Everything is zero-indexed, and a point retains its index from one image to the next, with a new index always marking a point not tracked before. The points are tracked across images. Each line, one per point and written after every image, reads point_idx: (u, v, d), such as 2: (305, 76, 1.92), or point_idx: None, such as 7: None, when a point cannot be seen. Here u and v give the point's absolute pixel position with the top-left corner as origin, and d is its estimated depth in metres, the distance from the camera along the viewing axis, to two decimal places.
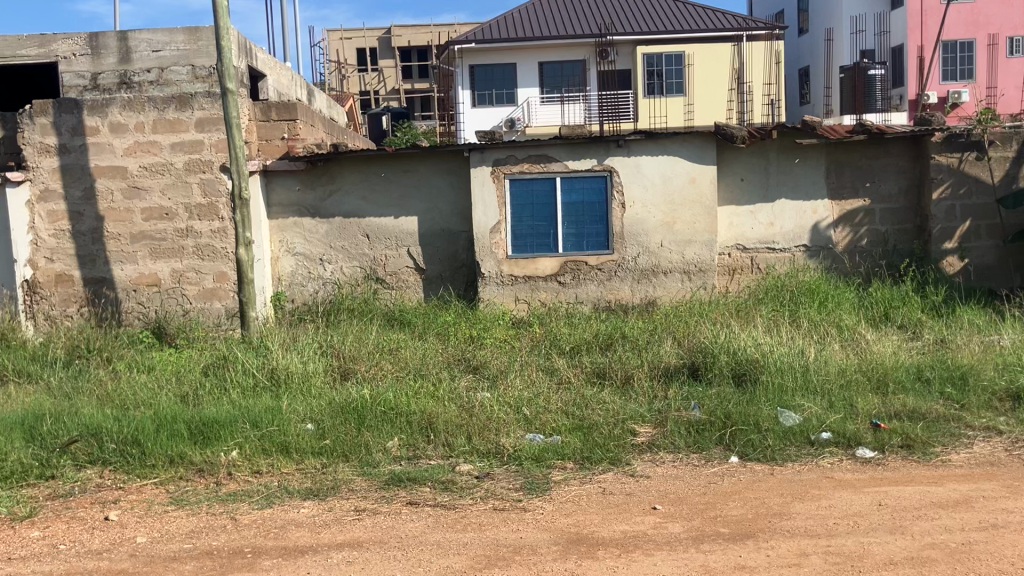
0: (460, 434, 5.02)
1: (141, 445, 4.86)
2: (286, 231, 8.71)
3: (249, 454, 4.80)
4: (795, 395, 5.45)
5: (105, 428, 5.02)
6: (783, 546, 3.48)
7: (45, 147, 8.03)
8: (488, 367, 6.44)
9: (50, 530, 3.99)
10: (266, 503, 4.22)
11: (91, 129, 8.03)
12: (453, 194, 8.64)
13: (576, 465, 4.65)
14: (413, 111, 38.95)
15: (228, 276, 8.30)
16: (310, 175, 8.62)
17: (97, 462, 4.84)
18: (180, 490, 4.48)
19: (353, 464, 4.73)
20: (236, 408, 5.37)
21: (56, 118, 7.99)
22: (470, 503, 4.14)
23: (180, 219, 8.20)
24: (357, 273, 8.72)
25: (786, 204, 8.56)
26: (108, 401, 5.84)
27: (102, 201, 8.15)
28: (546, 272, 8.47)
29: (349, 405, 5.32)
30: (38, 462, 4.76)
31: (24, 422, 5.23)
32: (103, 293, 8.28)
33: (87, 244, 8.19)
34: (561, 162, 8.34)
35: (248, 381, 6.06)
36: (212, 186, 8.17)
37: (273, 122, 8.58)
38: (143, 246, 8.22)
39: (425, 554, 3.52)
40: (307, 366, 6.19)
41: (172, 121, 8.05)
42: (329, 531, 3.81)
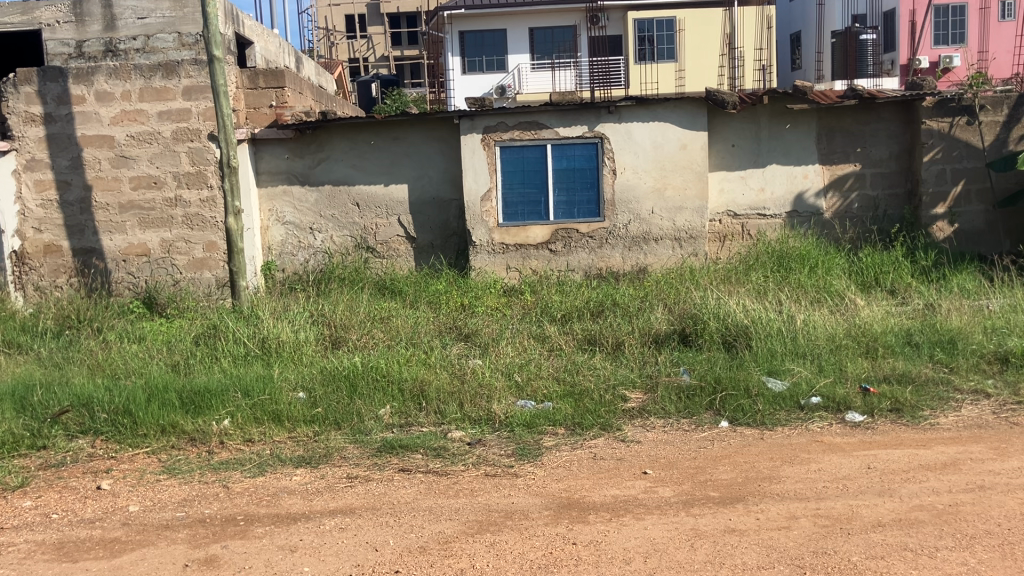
0: (452, 401, 5.04)
1: (133, 414, 4.86)
2: (276, 199, 8.67)
3: (240, 423, 4.81)
4: (785, 359, 5.47)
5: (96, 398, 5.01)
6: (773, 509, 3.51)
7: (31, 116, 7.97)
8: (479, 335, 6.45)
9: (42, 499, 4.00)
10: (258, 471, 4.24)
11: (77, 98, 7.96)
12: (444, 161, 8.59)
13: (567, 431, 4.67)
14: (403, 78, 38.71)
15: (218, 245, 8.26)
16: (299, 143, 8.56)
17: (89, 432, 4.85)
18: (173, 459, 4.49)
19: (345, 432, 4.75)
20: (228, 377, 5.37)
21: (41, 86, 7.92)
22: (462, 469, 4.15)
23: (168, 189, 8.14)
24: (347, 242, 8.70)
25: (777, 170, 8.54)
26: (98, 371, 5.84)
27: (89, 170, 8.09)
28: (537, 240, 8.45)
29: (341, 373, 5.33)
30: (29, 432, 4.75)
31: (14, 392, 5.23)
32: (93, 263, 8.25)
33: (75, 213, 8.14)
34: (552, 129, 8.29)
35: (239, 350, 6.06)
36: (201, 155, 8.10)
37: (261, 89, 8.48)
38: (132, 215, 8.17)
39: (417, 519, 3.54)
40: (299, 335, 6.18)
41: (159, 89, 7.98)
42: (322, 498, 3.83)
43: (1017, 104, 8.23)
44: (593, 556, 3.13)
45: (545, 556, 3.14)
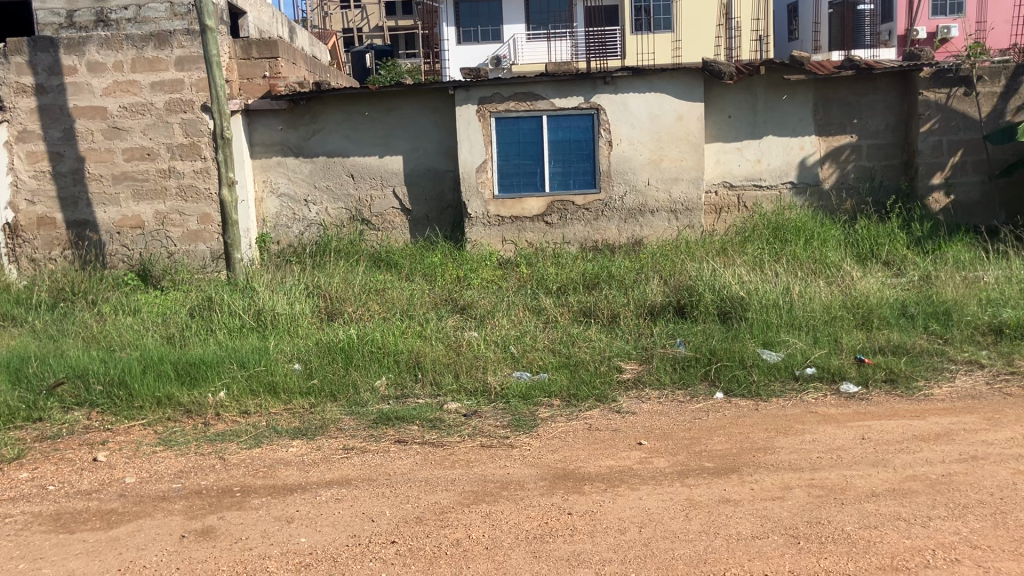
0: (447, 372, 5.05)
1: (128, 386, 4.86)
2: (270, 171, 8.62)
3: (237, 395, 4.82)
4: (780, 331, 5.48)
5: (91, 370, 5.01)
6: (768, 479, 3.53)
7: (22, 87, 7.91)
8: (475, 307, 6.45)
9: (39, 471, 4.00)
10: (255, 442, 4.24)
11: (69, 68, 7.89)
12: (439, 132, 8.54)
13: (562, 402, 4.69)
14: (397, 48, 38.29)
15: (212, 217, 8.22)
16: (293, 114, 8.50)
17: (85, 404, 4.85)
18: (169, 431, 4.49)
19: (341, 404, 4.76)
20: (224, 349, 5.37)
21: (32, 57, 7.84)
22: (458, 440, 4.16)
23: (161, 160, 8.09)
24: (342, 214, 8.66)
25: (773, 141, 8.50)
26: (94, 343, 5.83)
27: (82, 141, 8.03)
28: (533, 212, 8.43)
29: (337, 344, 5.33)
30: (25, 405, 4.75)
31: (9, 364, 5.22)
32: (86, 236, 8.21)
33: (68, 185, 8.09)
34: (548, 99, 8.24)
35: (234, 322, 6.05)
36: (194, 126, 8.04)
37: (254, 60, 8.44)
38: (125, 187, 8.13)
39: (413, 490, 3.55)
40: (295, 307, 6.17)
41: (152, 59, 7.90)
42: (318, 469, 3.84)
43: (1015, 74, 8.18)
44: (588, 525, 3.15)
45: (540, 527, 3.16)
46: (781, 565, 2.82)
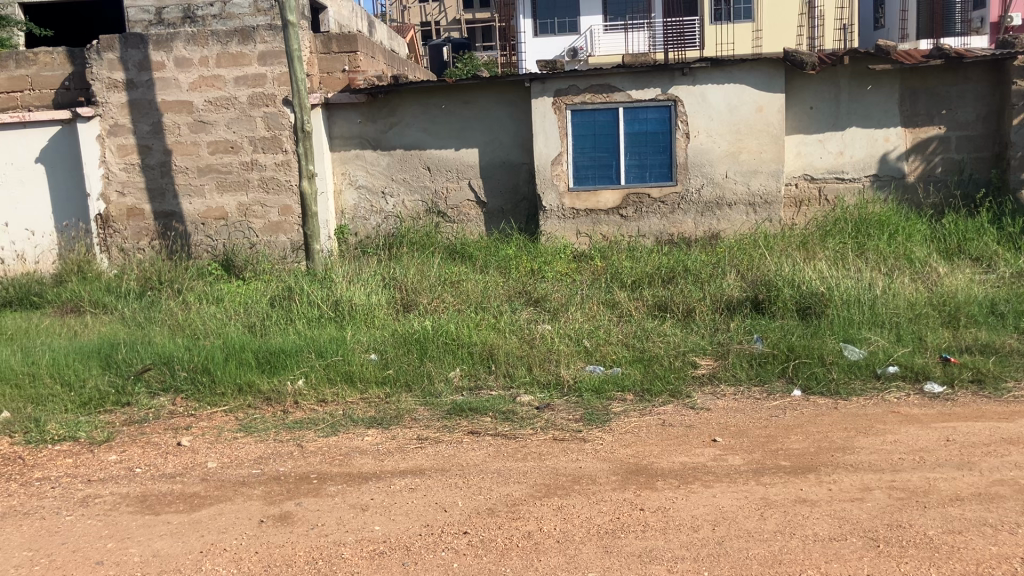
0: (521, 365, 5.05)
1: (211, 372, 5.01)
2: (349, 164, 8.75)
3: (315, 383, 4.93)
4: (861, 328, 5.34)
5: (176, 356, 5.18)
6: (845, 480, 3.45)
7: (113, 82, 8.17)
8: (548, 300, 6.43)
9: (127, 454, 4.15)
10: (332, 430, 4.33)
11: (157, 64, 8.14)
12: (515, 125, 8.56)
13: (635, 397, 4.66)
14: (474, 41, 38.39)
15: (293, 209, 8.40)
16: (372, 108, 8.61)
17: (170, 389, 5.02)
18: (249, 417, 4.61)
19: (415, 394, 4.82)
20: (303, 338, 5.47)
21: (122, 53, 8.11)
22: (530, 433, 4.18)
23: (245, 153, 8.30)
24: (418, 207, 8.75)
25: (856, 132, 8.28)
26: (180, 330, 6.03)
27: (169, 135, 8.28)
28: (608, 204, 8.38)
29: (412, 335, 5.39)
30: (113, 389, 4.94)
31: (101, 350, 5.43)
32: (173, 227, 8.46)
33: (156, 177, 8.35)
34: (624, 91, 8.17)
35: (313, 312, 6.18)
36: (276, 120, 8.23)
37: (334, 54, 8.59)
38: (210, 179, 8.35)
39: (485, 482, 3.57)
40: (371, 298, 6.26)
41: (236, 54, 8.12)
42: (392, 458, 3.89)
43: None
44: (661, 522, 3.12)
45: (612, 521, 3.15)
46: (859, 568, 2.75)
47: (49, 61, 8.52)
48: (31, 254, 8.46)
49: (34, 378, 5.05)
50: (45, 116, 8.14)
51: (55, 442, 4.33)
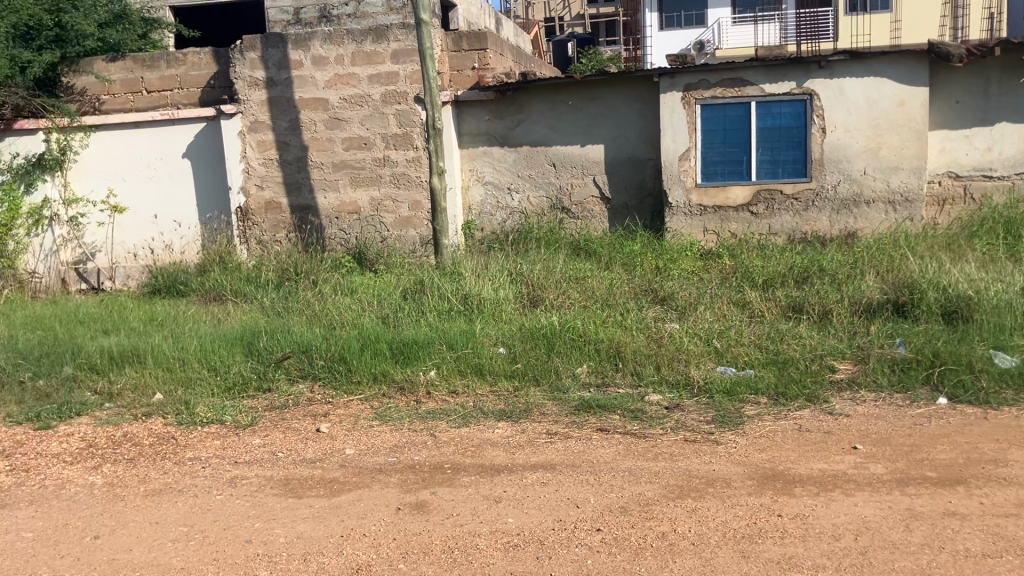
0: (650, 363, 5.01)
1: (347, 362, 5.18)
2: (476, 160, 8.87)
3: (445, 375, 5.03)
4: (1015, 335, 5.06)
5: (314, 345, 5.37)
6: (999, 494, 3.28)
7: (255, 81, 8.52)
8: (677, 298, 6.34)
9: (270, 438, 4.33)
10: (463, 422, 4.40)
11: (296, 63, 8.44)
12: (642, 121, 8.48)
13: (769, 401, 4.55)
14: (598, 37, 38.20)
15: (422, 204, 8.57)
16: (500, 105, 8.70)
17: (309, 376, 5.23)
18: (384, 406, 4.75)
19: (544, 389, 4.85)
20: (433, 331, 5.58)
21: (263, 52, 8.45)
22: (660, 433, 4.14)
23: (377, 149, 8.52)
24: (543, 203, 8.78)
25: (1007, 127, 7.85)
26: (316, 320, 6.25)
27: (306, 131, 8.57)
28: (738, 201, 8.20)
29: (540, 330, 5.42)
30: (256, 375, 5.19)
31: (244, 337, 5.68)
32: (309, 220, 8.76)
33: (293, 172, 8.66)
34: (757, 86, 7.98)
35: (443, 305, 6.29)
36: (407, 117, 8.42)
37: (464, 52, 8.69)
38: (344, 174, 8.62)
39: (617, 480, 3.56)
40: (499, 293, 6.34)
41: (370, 53, 8.35)
42: (523, 452, 3.92)
43: None
44: (800, 529, 3.04)
45: (749, 526, 3.09)
46: None
47: (196, 61, 8.96)
48: (177, 244, 8.98)
49: (184, 363, 5.36)
50: (192, 115, 8.62)
51: (204, 424, 4.58)
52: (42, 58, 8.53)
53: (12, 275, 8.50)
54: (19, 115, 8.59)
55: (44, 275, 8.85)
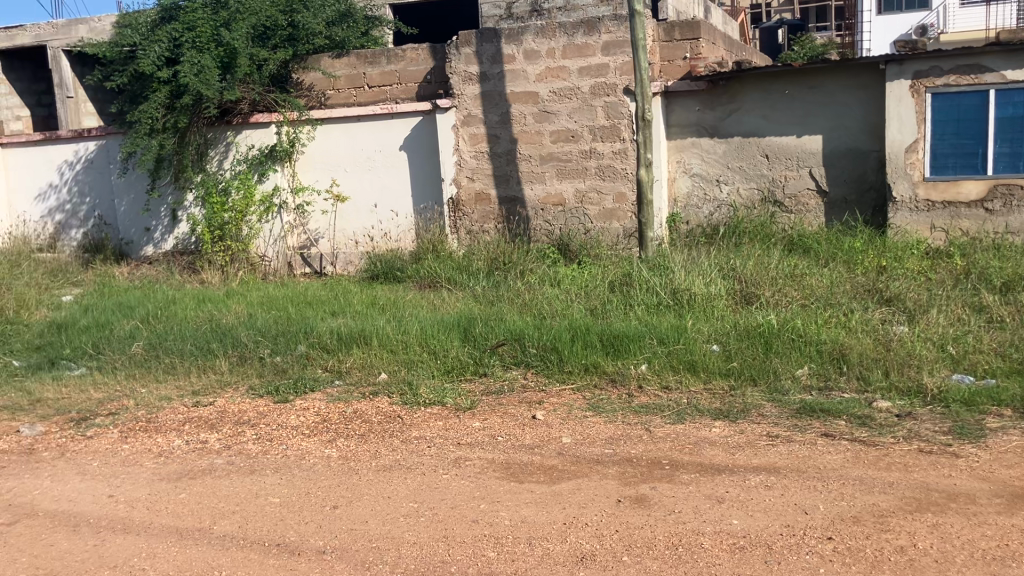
0: (877, 368, 4.76)
1: (560, 351, 5.26)
2: (685, 151, 8.73)
3: (658, 369, 4.99)
4: None
5: (527, 334, 5.49)
6: None
7: (469, 75, 8.77)
8: (904, 300, 5.97)
9: (489, 422, 4.48)
10: (678, 418, 4.36)
11: (508, 56, 8.63)
12: (864, 111, 8.05)
13: (1014, 414, 4.21)
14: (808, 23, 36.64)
15: (628, 197, 8.55)
16: (711, 95, 8.53)
17: (521, 364, 5.35)
18: (596, 397, 4.79)
19: (761, 389, 4.72)
20: (644, 324, 5.56)
21: (478, 47, 8.69)
22: (892, 442, 3.93)
23: (584, 141, 8.58)
24: (754, 196, 8.53)
25: None
26: (528, 310, 6.36)
27: (516, 124, 8.75)
28: (971, 197, 7.65)
29: (757, 328, 5.27)
30: (472, 360, 5.39)
31: (460, 323, 5.88)
32: (516, 211, 8.93)
33: (502, 164, 8.85)
34: (996, 72, 7.42)
35: (652, 299, 6.26)
36: (616, 109, 8.44)
37: (676, 42, 8.58)
38: (551, 166, 8.73)
39: (847, 488, 3.41)
40: (711, 288, 6.21)
41: (581, 45, 8.43)
42: (744, 454, 3.83)
43: None
44: None
45: (999, 548, 2.88)
46: None
47: (414, 56, 9.33)
48: (393, 232, 9.36)
49: (406, 346, 5.65)
50: (408, 108, 9.02)
51: (427, 405, 4.83)
52: (276, 56, 9.24)
53: (244, 258, 9.28)
54: (255, 109, 9.42)
55: (274, 259, 9.54)
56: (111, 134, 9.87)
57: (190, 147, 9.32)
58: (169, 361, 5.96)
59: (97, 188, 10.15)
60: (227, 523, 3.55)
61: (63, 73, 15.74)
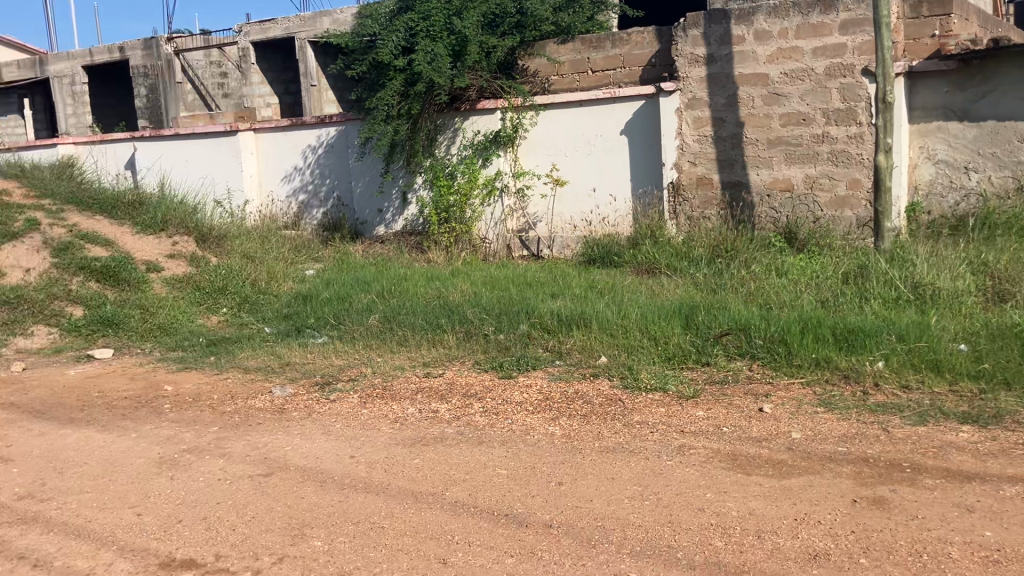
0: None
1: (788, 344, 5.09)
2: (929, 136, 8.13)
3: (897, 367, 4.71)
4: None
5: (752, 324, 5.36)
6: None
7: (695, 57, 8.64)
8: None
9: (713, 411, 4.48)
10: (920, 420, 4.10)
11: (738, 38, 8.45)
12: None
13: None
14: None
15: (862, 183, 8.12)
16: (962, 75, 7.89)
17: (746, 355, 5.22)
18: (828, 393, 4.60)
19: (1017, 394, 4.33)
20: (880, 320, 5.28)
21: (706, 29, 8.55)
22: None
23: (817, 125, 8.22)
24: (1008, 184, 7.84)
25: None
26: (753, 299, 6.18)
27: (743, 108, 8.53)
28: None
29: (1012, 329, 4.86)
30: (694, 349, 5.33)
31: (682, 311, 5.83)
32: (740, 197, 8.69)
33: (727, 149, 8.66)
34: None
35: (890, 293, 5.90)
36: (852, 91, 8.03)
37: (924, 18, 8.05)
38: (779, 151, 8.43)
39: None
40: (958, 283, 5.80)
41: (817, 24, 8.09)
42: (997, 462, 3.54)
43: None
44: None
45: None
46: None
47: (639, 39, 9.28)
48: (610, 217, 9.29)
49: (627, 330, 5.67)
50: (632, 93, 8.88)
51: (649, 390, 4.87)
52: (504, 42, 9.51)
53: (466, 240, 9.53)
54: (482, 96, 9.66)
55: (494, 241, 9.73)
56: (350, 120, 10.49)
57: (422, 133, 9.73)
58: (401, 334, 6.32)
59: (335, 171, 10.82)
60: (458, 490, 3.88)
61: (310, 63, 17.22)
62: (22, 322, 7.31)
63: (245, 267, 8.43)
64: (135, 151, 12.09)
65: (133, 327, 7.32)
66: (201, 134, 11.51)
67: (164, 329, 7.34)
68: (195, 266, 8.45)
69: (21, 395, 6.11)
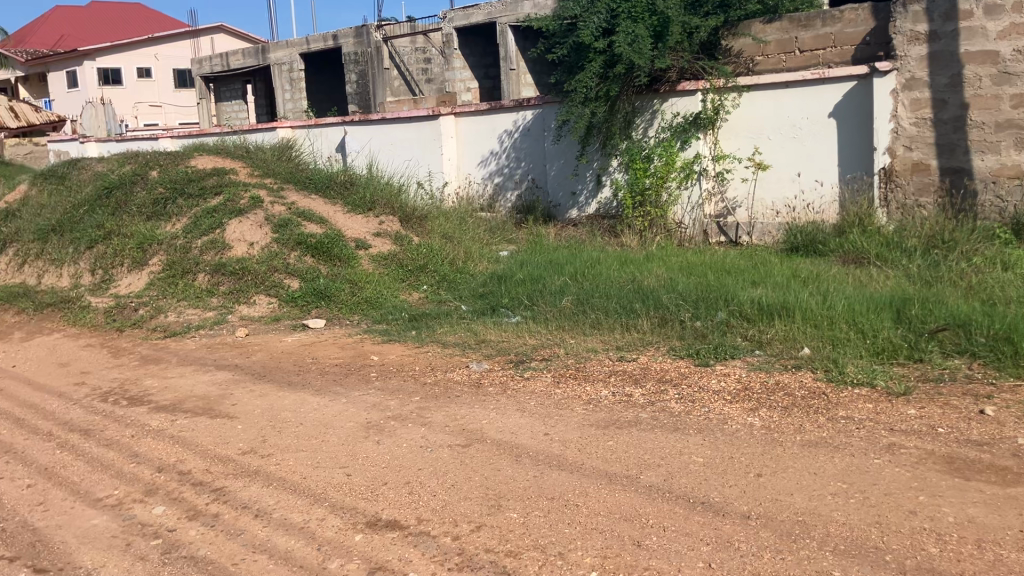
0: None
1: (1015, 343, 4.77)
2: None
3: None
4: None
5: (975, 321, 5.06)
6: None
7: (915, 35, 8.14)
8: None
9: (926, 411, 4.22)
10: None
11: (965, 13, 7.91)
12: None
13: None
14: None
15: None
16: None
17: (965, 353, 4.91)
18: None
19: None
20: None
21: (929, 4, 8.05)
22: None
23: None
24: None
25: None
26: (974, 294, 5.78)
27: (969, 88, 8.01)
28: None
29: None
30: (907, 343, 5.06)
31: (894, 304, 5.61)
32: (962, 184, 8.15)
33: (948, 133, 8.12)
34: None
35: None
36: None
37: None
38: (1009, 135, 7.87)
39: None
40: None
41: None
42: None
43: None
44: None
45: None
46: None
47: (853, 18, 8.93)
48: (815, 204, 8.90)
49: (832, 322, 5.48)
50: (844, 73, 8.45)
51: (855, 385, 4.66)
52: (708, 22, 9.25)
53: (660, 224, 9.47)
54: (682, 78, 9.54)
55: (690, 226, 9.55)
56: (548, 103, 10.57)
57: (619, 115, 9.68)
58: (595, 316, 6.35)
59: (531, 155, 10.97)
60: (653, 474, 3.92)
61: (509, 48, 17.55)
62: (246, 292, 7.98)
63: (445, 247, 8.77)
64: (345, 135, 12.69)
65: (342, 299, 7.76)
66: (406, 118, 11.92)
67: (370, 302, 7.74)
68: (398, 245, 8.84)
69: (245, 358, 6.66)
